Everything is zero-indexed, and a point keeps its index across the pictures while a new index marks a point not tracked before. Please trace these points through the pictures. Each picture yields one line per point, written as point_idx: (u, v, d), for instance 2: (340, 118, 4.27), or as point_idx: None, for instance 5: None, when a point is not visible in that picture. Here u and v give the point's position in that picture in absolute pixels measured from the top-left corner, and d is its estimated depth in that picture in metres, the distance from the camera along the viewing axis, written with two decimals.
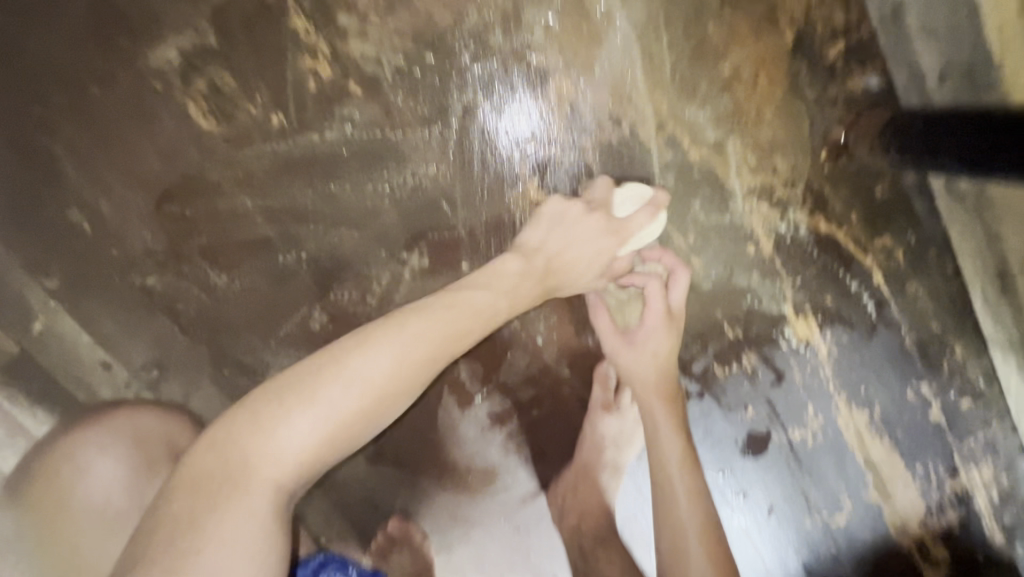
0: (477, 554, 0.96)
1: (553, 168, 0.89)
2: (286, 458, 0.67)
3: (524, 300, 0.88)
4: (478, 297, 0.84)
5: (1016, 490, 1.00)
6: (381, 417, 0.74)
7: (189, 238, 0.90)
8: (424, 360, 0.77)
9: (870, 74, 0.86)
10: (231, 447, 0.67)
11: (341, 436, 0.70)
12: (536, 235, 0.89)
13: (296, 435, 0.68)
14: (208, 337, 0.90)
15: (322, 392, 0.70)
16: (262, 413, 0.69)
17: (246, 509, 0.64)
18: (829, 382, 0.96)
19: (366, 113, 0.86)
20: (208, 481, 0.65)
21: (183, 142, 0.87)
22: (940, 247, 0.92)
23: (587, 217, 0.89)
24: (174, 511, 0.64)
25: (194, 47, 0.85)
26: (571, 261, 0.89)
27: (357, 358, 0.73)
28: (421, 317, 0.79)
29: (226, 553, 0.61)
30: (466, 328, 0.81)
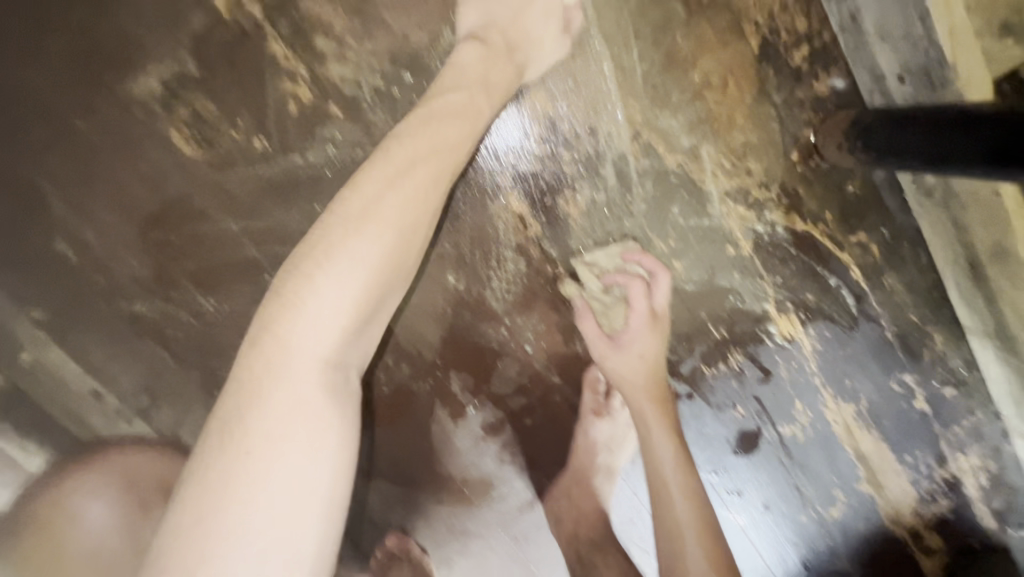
0: (477, 564, 1.01)
1: (488, 4, 0.84)
2: (320, 336, 0.64)
3: (499, 87, 0.81)
4: (452, 100, 0.77)
5: (1005, 476, 1.02)
6: (407, 256, 0.72)
7: (175, 263, 0.91)
8: (427, 177, 0.73)
9: (835, 76, 0.87)
10: (269, 325, 0.65)
11: (363, 303, 0.67)
12: (466, 65, 0.79)
13: (325, 311, 0.65)
14: (197, 361, 0.94)
15: (345, 246, 0.67)
16: (284, 292, 0.66)
17: (303, 383, 0.63)
18: (815, 377, 0.98)
19: (347, 133, 0.86)
20: (250, 373, 0.64)
21: (167, 168, 0.88)
22: (913, 239, 0.93)
23: (540, 26, 0.85)
24: (239, 404, 0.63)
25: (175, 75, 0.84)
26: (528, 32, 0.85)
27: (364, 208, 0.69)
28: (406, 145, 0.73)
29: (297, 422, 0.62)
30: (452, 134, 0.76)
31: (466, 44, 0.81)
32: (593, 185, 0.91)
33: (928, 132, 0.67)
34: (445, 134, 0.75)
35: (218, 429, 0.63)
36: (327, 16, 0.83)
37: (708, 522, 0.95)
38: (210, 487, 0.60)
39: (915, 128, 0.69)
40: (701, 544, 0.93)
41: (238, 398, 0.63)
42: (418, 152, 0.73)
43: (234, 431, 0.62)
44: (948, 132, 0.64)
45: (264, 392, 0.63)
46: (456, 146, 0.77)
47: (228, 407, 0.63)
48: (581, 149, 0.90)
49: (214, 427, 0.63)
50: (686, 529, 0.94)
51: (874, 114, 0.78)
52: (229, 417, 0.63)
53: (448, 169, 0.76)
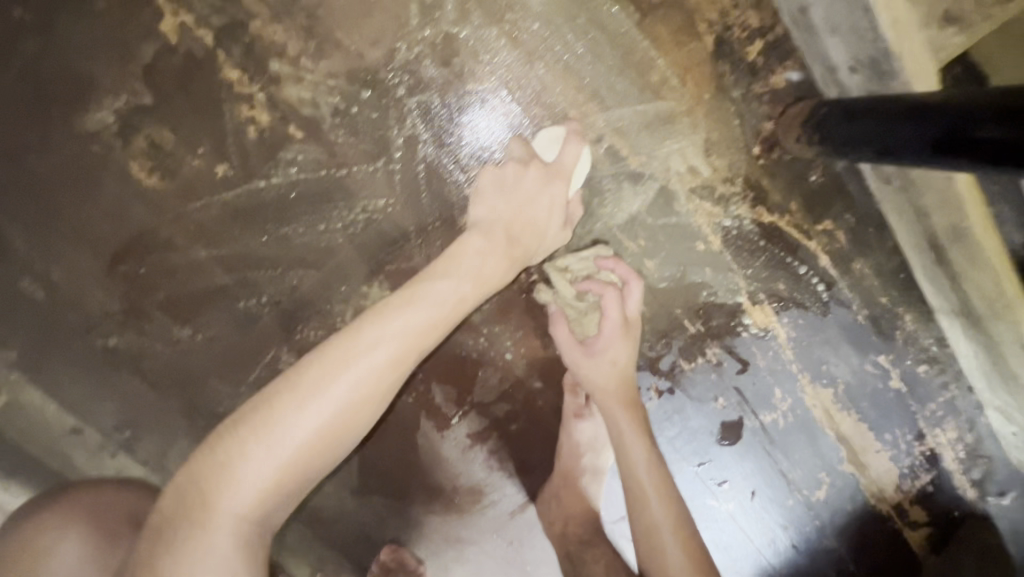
0: (473, 568, 1.05)
1: (495, 170, 0.81)
2: (252, 481, 0.59)
3: (493, 275, 0.77)
4: (441, 290, 0.72)
5: (982, 446, 1.05)
6: (360, 424, 0.65)
7: (146, 295, 0.90)
8: (392, 364, 0.66)
9: (791, 69, 0.87)
10: (196, 478, 0.59)
11: (302, 468, 0.61)
12: (480, 210, 0.81)
13: (261, 467, 0.59)
14: (177, 391, 0.94)
15: (280, 417, 0.60)
16: (216, 445, 0.60)
17: (212, 551, 0.57)
18: (792, 365, 1.00)
19: (309, 155, 0.86)
20: (179, 520, 0.58)
21: (129, 201, 0.86)
22: (879, 223, 0.94)
23: (547, 229, 0.82)
24: (152, 551, 0.57)
25: (129, 107, 0.83)
26: (534, 216, 0.80)
27: (315, 382, 0.62)
28: (373, 326, 0.66)
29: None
30: (429, 326, 0.69)
31: (469, 235, 0.79)
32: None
33: (880, 124, 0.68)
34: (432, 294, 0.71)
35: (141, 554, 0.58)
36: (279, 39, 0.82)
37: (685, 521, 0.89)
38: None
39: (866, 120, 0.71)
40: (683, 549, 0.87)
41: (177, 532, 0.57)
42: (408, 310, 0.68)
43: (156, 565, 0.56)
44: (899, 123, 0.65)
45: (165, 544, 0.57)
46: (435, 334, 0.70)
47: (169, 559, 0.56)
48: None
49: (134, 572, 0.57)
50: (663, 528, 0.89)
51: (827, 105, 0.79)
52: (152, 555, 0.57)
53: (425, 350, 0.69)
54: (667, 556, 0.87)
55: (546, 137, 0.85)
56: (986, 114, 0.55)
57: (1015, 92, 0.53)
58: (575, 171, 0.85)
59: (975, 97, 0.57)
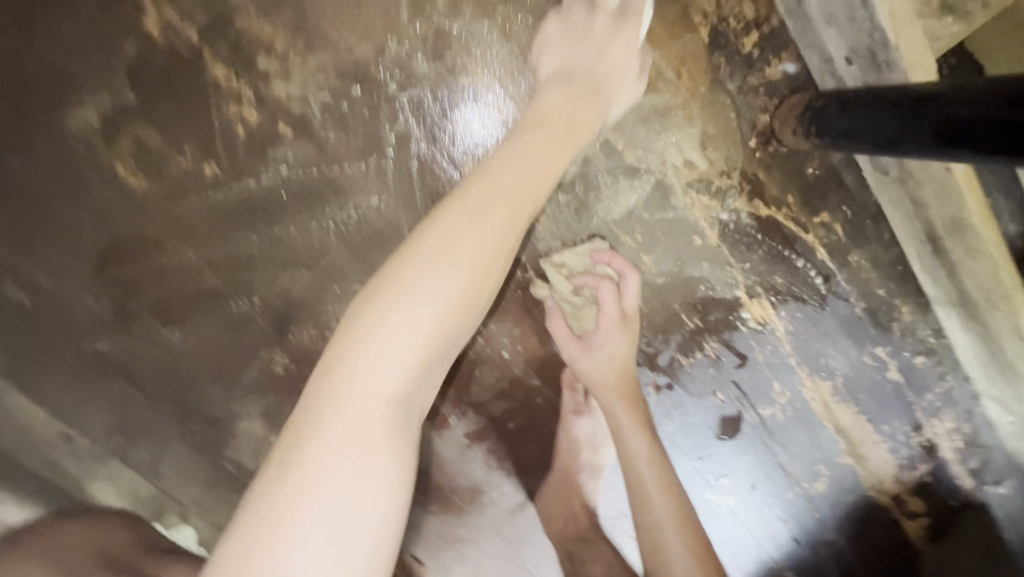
0: (473, 568, 1.04)
1: (561, 20, 0.81)
2: (388, 355, 0.53)
3: (584, 123, 0.76)
4: (523, 168, 0.67)
5: (980, 436, 1.05)
6: (478, 305, 0.60)
7: (136, 298, 0.88)
8: (504, 225, 0.62)
9: (787, 60, 0.87)
10: (330, 353, 0.55)
11: (443, 335, 0.57)
12: (552, 61, 0.81)
13: (397, 338, 0.54)
14: (169, 396, 0.92)
15: (411, 280, 0.56)
16: (352, 318, 0.56)
17: (363, 420, 0.52)
18: (790, 358, 0.99)
19: (300, 152, 0.84)
20: (315, 394, 0.54)
21: (115, 202, 0.84)
22: (876, 215, 0.93)
23: (624, 62, 0.80)
24: (292, 432, 0.53)
25: (113, 106, 0.81)
26: (612, 62, 0.79)
27: (445, 244, 0.59)
28: (482, 185, 0.63)
29: (350, 449, 0.51)
30: (535, 178, 0.67)
31: (548, 87, 0.78)
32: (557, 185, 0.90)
33: (880, 115, 0.67)
34: (523, 166, 0.67)
35: (289, 438, 0.53)
36: (267, 34, 0.80)
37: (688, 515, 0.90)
38: (257, 509, 0.50)
39: (866, 112, 0.69)
40: (684, 543, 0.88)
41: (316, 406, 0.53)
42: (500, 172, 0.65)
43: (305, 439, 0.51)
44: (900, 113, 0.64)
45: (321, 419, 0.52)
46: (543, 187, 0.68)
47: (307, 433, 0.52)
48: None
49: (279, 459, 0.52)
50: (664, 521, 0.90)
51: (824, 98, 0.78)
52: (297, 428, 0.53)
53: (529, 215, 0.66)
54: (668, 549, 0.88)
55: None
56: (991, 99, 0.53)
57: (1019, 77, 0.52)
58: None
59: (978, 84, 0.55)
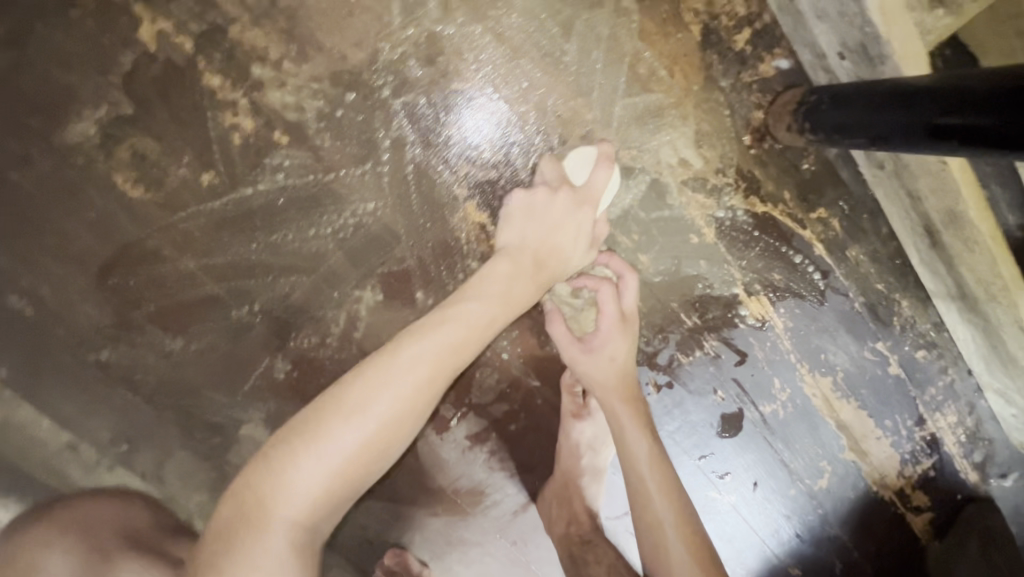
0: (478, 570, 1.04)
1: (526, 194, 0.84)
2: (296, 497, 0.62)
3: (521, 297, 0.79)
4: (473, 309, 0.76)
5: (982, 429, 1.05)
6: (405, 430, 0.69)
7: (137, 307, 0.89)
8: (421, 387, 0.69)
9: (780, 56, 0.87)
10: (253, 486, 0.63)
11: (356, 467, 0.65)
12: (511, 237, 0.83)
13: (304, 485, 0.62)
14: (172, 403, 0.93)
15: (328, 432, 0.65)
16: (272, 454, 0.65)
17: (271, 550, 0.60)
18: (790, 354, 0.99)
19: (296, 160, 0.85)
20: (235, 519, 0.62)
21: (114, 213, 0.85)
22: (873, 210, 0.93)
23: (575, 254, 0.84)
24: (215, 548, 0.62)
25: (109, 118, 0.82)
26: (559, 243, 0.83)
27: (365, 396, 0.67)
28: (410, 343, 0.71)
29: (252, 576, 0.59)
30: (460, 342, 0.73)
31: (497, 260, 0.81)
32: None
33: (872, 110, 0.67)
34: (462, 315, 0.74)
35: (210, 550, 0.63)
36: (260, 43, 0.81)
37: (688, 516, 0.89)
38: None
39: (858, 107, 0.70)
40: (686, 544, 0.87)
41: (235, 526, 0.62)
42: (439, 331, 0.72)
43: (226, 556, 0.60)
44: (891, 107, 0.64)
45: (237, 542, 0.61)
46: (467, 354, 0.74)
47: (227, 549, 0.61)
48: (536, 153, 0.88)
49: (206, 570, 0.61)
50: (666, 523, 0.88)
51: (817, 93, 0.78)
52: (223, 538, 0.62)
53: (455, 373, 0.72)
54: (670, 551, 0.86)
55: (580, 155, 0.86)
56: (988, 92, 0.53)
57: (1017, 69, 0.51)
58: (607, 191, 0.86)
59: (977, 76, 0.55)
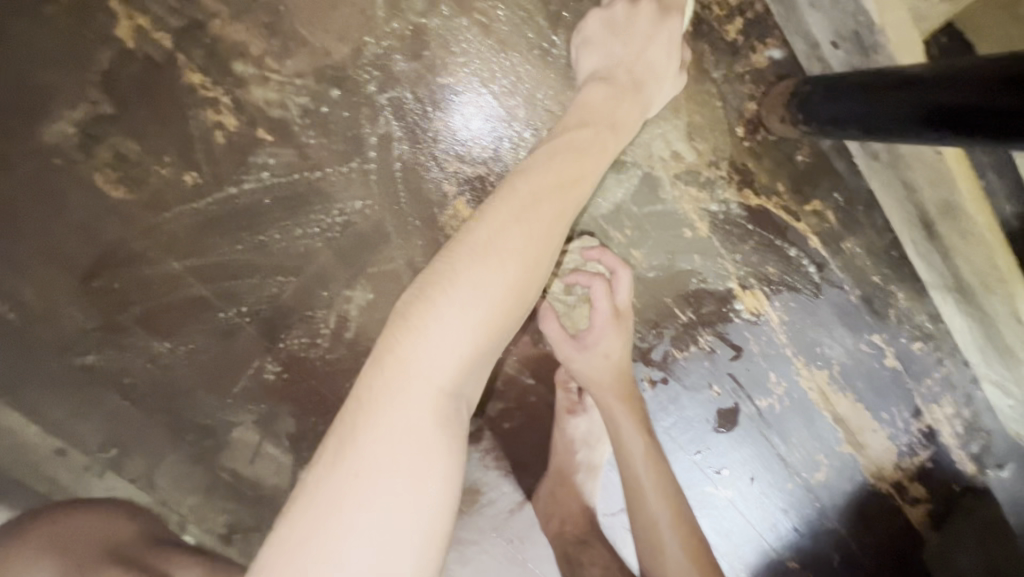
0: (476, 570, 1.03)
1: (603, 12, 0.73)
2: (434, 355, 0.50)
3: (624, 127, 0.68)
4: (581, 138, 0.64)
5: (980, 420, 1.04)
6: (534, 278, 0.57)
7: (123, 310, 0.87)
8: (554, 218, 0.58)
9: (772, 46, 0.85)
10: (382, 343, 0.52)
11: (497, 317, 0.54)
12: (611, 55, 0.71)
13: (438, 340, 0.51)
14: (161, 407, 0.91)
15: (462, 273, 0.53)
16: (404, 306, 0.52)
17: (413, 416, 0.49)
18: (785, 348, 0.98)
19: (281, 158, 0.83)
20: (367, 383, 0.50)
21: (97, 214, 0.83)
22: (868, 202, 0.92)
23: (666, 70, 0.72)
24: (335, 435, 0.49)
25: (89, 117, 0.80)
26: (652, 64, 0.71)
27: (488, 241, 0.55)
28: (534, 173, 0.60)
29: (400, 452, 0.48)
30: (586, 170, 0.63)
31: (589, 86, 0.70)
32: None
33: (865, 101, 0.66)
34: (577, 150, 0.63)
35: (329, 451, 0.49)
36: (241, 39, 0.79)
37: (684, 514, 0.89)
38: (296, 516, 0.46)
39: (851, 98, 0.69)
40: (681, 542, 0.87)
41: (365, 393, 0.50)
42: (562, 163, 0.61)
43: (347, 435, 0.49)
44: (884, 97, 0.63)
45: (364, 416, 0.49)
46: (587, 182, 0.63)
47: (347, 419, 0.49)
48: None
49: (319, 462, 0.49)
50: (662, 521, 0.88)
51: (810, 84, 0.77)
52: (341, 422, 0.50)
53: (578, 204, 0.62)
54: (666, 549, 0.87)
55: None
56: (977, 80, 0.52)
57: (1007, 56, 0.51)
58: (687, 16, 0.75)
59: (967, 64, 0.54)
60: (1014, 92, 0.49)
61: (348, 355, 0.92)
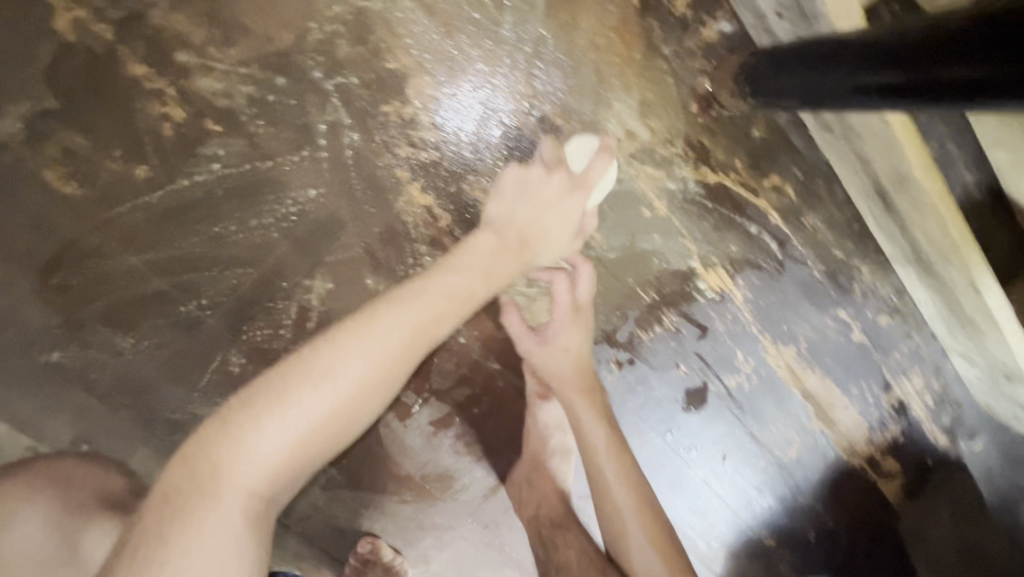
0: (453, 555, 1.04)
1: (521, 171, 0.80)
2: (253, 470, 0.52)
3: (503, 271, 0.72)
4: (454, 275, 0.66)
5: (950, 392, 1.04)
6: (377, 401, 0.58)
7: (83, 307, 0.86)
8: (402, 349, 0.59)
9: (721, 20, 0.86)
10: (206, 450, 0.53)
11: (327, 438, 0.55)
12: (498, 209, 0.78)
13: (260, 457, 0.52)
14: (129, 402, 0.89)
15: (293, 396, 0.54)
16: (229, 421, 0.54)
17: (216, 527, 0.50)
18: (751, 326, 0.98)
19: (231, 148, 0.83)
20: (177, 491, 0.52)
21: (48, 211, 0.83)
22: (827, 175, 0.93)
23: (556, 239, 0.80)
24: (158, 513, 0.51)
25: (35, 113, 0.80)
26: (545, 228, 0.78)
27: (331, 360, 0.56)
28: (391, 311, 0.60)
29: (197, 555, 0.49)
30: (459, 292, 0.66)
31: (481, 232, 0.75)
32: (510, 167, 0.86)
33: (802, 70, 0.67)
34: (440, 280, 0.65)
35: (157, 513, 0.51)
36: (184, 29, 0.80)
37: (650, 503, 0.88)
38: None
39: (790, 69, 0.69)
40: (646, 529, 0.86)
41: (197, 479, 0.52)
42: (416, 295, 0.62)
43: (177, 512, 0.51)
44: (819, 66, 0.64)
45: (188, 511, 0.51)
46: (449, 325, 0.64)
47: (163, 506, 0.51)
48: (516, 127, 0.86)
49: (158, 505, 0.52)
50: (626, 511, 0.87)
51: (755, 55, 0.77)
52: (175, 494, 0.52)
53: (427, 351, 0.62)
54: (630, 539, 0.86)
55: (580, 146, 0.84)
56: (929, 39, 0.50)
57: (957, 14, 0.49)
58: (595, 190, 0.83)
59: (914, 28, 0.53)
60: (970, 45, 0.46)
61: None
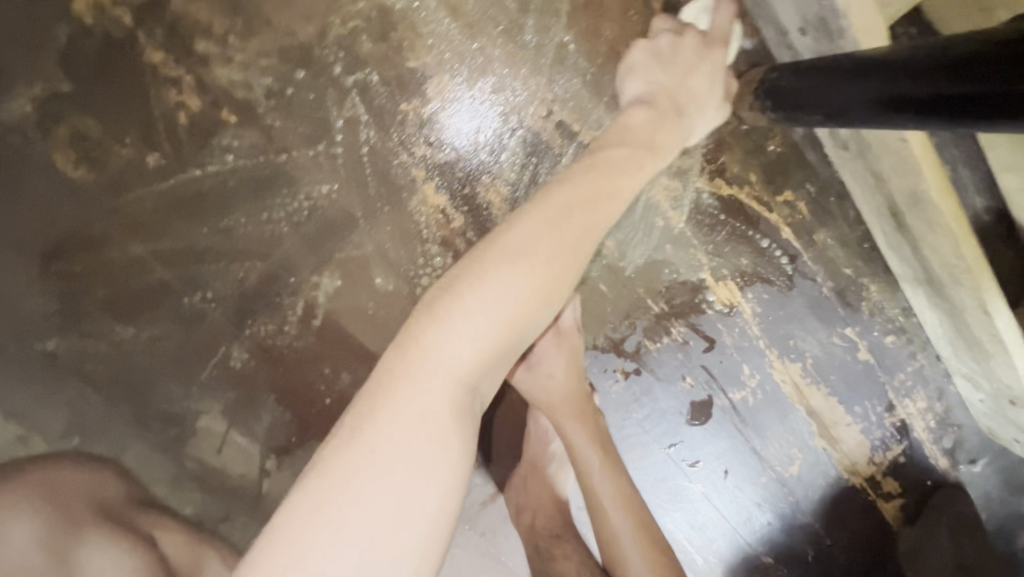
0: (448, 564, 1.01)
1: (649, 42, 0.75)
2: (457, 349, 0.52)
3: (666, 143, 0.70)
4: (620, 153, 0.66)
5: (952, 415, 1.04)
6: (568, 278, 0.59)
7: (83, 294, 0.84)
8: (583, 232, 0.59)
9: (742, 34, 0.86)
10: (410, 331, 0.53)
11: (519, 315, 0.55)
12: (640, 82, 0.74)
13: (457, 338, 0.52)
14: (124, 394, 0.87)
15: (485, 277, 0.55)
16: (427, 306, 0.54)
17: (429, 398, 0.50)
18: (758, 340, 0.98)
19: (246, 140, 0.82)
20: (385, 372, 0.52)
21: (55, 195, 0.81)
22: (840, 193, 0.93)
23: (708, 104, 0.75)
24: (362, 398, 0.51)
25: (48, 95, 0.79)
26: (694, 89, 0.73)
27: (520, 244, 0.56)
28: (561, 192, 0.60)
29: (415, 423, 0.49)
30: (631, 167, 0.66)
31: (633, 108, 0.72)
32: (525, 171, 0.86)
33: (822, 85, 0.67)
34: (609, 170, 0.64)
35: (362, 399, 0.51)
36: (204, 18, 0.79)
37: (648, 527, 0.87)
38: (315, 477, 0.47)
39: (812, 82, 0.69)
40: (644, 551, 0.85)
41: (399, 355, 0.52)
42: (584, 182, 0.62)
43: (383, 383, 0.51)
44: (839, 81, 0.64)
45: (400, 386, 0.50)
46: (621, 206, 0.64)
47: (362, 398, 0.51)
48: (534, 129, 0.85)
49: (360, 390, 0.52)
50: (624, 535, 0.86)
51: (778, 70, 0.77)
52: (375, 377, 0.52)
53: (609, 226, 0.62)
54: (630, 563, 0.85)
55: (699, 2, 0.80)
56: (954, 52, 0.50)
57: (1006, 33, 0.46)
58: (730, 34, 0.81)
59: (956, 44, 0.50)
60: (990, 73, 0.46)
61: (317, 343, 0.88)
